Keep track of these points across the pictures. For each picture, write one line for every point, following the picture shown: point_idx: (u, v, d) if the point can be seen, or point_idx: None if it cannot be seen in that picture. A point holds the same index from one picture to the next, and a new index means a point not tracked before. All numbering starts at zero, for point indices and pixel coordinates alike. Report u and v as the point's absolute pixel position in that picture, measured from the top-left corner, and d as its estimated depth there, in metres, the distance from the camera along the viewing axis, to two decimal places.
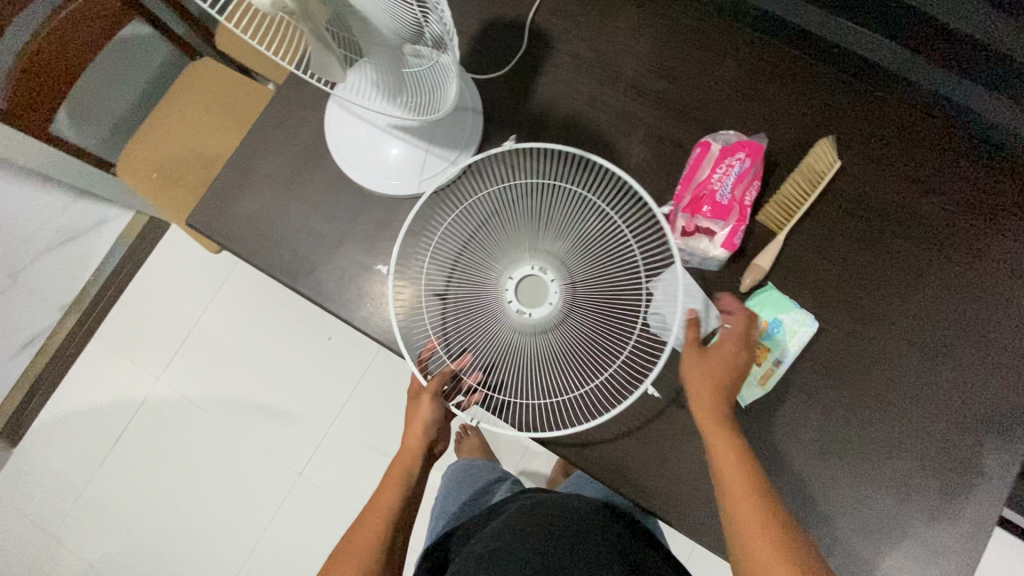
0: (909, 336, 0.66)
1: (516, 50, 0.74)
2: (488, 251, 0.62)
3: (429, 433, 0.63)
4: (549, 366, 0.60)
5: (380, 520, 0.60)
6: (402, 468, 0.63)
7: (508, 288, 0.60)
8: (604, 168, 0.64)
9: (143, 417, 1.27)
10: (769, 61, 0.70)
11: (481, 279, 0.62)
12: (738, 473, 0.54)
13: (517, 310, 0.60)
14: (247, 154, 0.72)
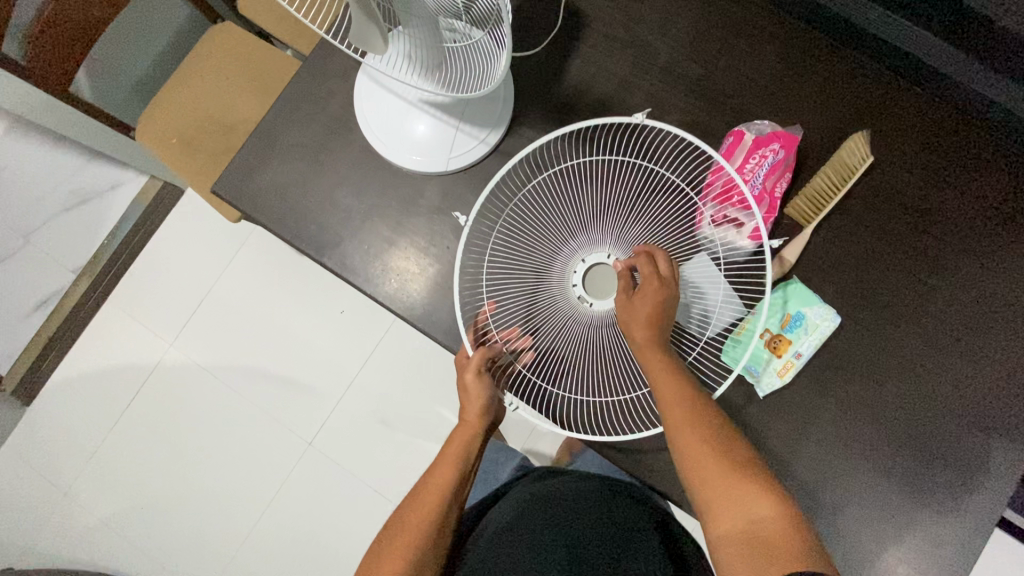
0: (929, 334, 0.66)
1: (551, 28, 0.73)
2: (549, 238, 0.64)
3: (489, 412, 0.65)
4: (592, 354, 0.63)
5: (435, 499, 0.61)
6: (460, 444, 0.65)
7: (576, 272, 0.62)
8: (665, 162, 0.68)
9: (155, 381, 1.29)
10: (806, 51, 0.69)
11: (549, 261, 0.63)
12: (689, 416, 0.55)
13: (579, 297, 0.62)
14: (274, 123, 0.72)
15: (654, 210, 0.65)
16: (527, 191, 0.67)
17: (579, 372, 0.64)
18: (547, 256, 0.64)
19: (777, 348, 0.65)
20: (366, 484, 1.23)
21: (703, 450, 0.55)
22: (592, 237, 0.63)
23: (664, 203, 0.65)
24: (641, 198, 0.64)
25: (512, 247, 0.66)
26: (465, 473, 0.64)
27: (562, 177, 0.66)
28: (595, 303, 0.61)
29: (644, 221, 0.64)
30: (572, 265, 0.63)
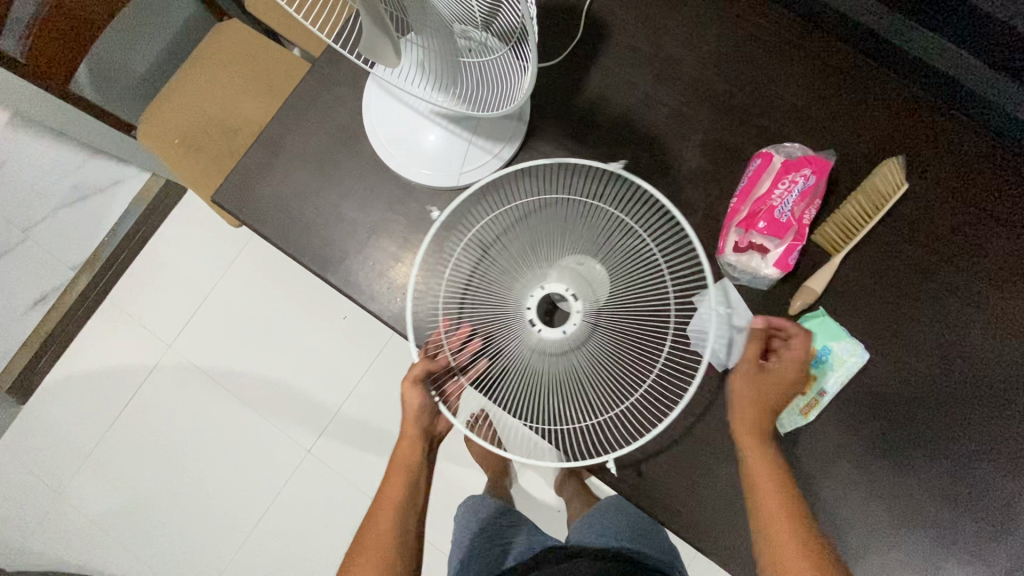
0: (965, 375, 0.63)
1: (570, 39, 0.69)
2: (516, 258, 0.59)
3: (425, 419, 0.61)
4: (562, 384, 0.57)
5: (390, 516, 0.61)
6: (403, 459, 0.62)
7: (530, 307, 0.57)
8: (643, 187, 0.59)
9: (153, 383, 1.26)
10: (836, 66, 0.66)
11: (505, 288, 0.58)
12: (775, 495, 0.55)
13: (531, 323, 0.57)
14: (278, 131, 0.69)
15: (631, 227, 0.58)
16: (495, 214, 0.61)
17: (533, 403, 0.59)
18: (513, 278, 0.58)
19: (801, 385, 0.62)
20: (366, 495, 1.20)
21: (783, 524, 0.54)
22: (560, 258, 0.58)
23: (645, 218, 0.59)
24: (607, 226, 0.57)
25: (477, 271, 0.59)
26: (414, 484, 0.62)
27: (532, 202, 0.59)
28: (545, 330, 0.56)
29: (611, 248, 0.57)
30: (531, 289, 0.58)
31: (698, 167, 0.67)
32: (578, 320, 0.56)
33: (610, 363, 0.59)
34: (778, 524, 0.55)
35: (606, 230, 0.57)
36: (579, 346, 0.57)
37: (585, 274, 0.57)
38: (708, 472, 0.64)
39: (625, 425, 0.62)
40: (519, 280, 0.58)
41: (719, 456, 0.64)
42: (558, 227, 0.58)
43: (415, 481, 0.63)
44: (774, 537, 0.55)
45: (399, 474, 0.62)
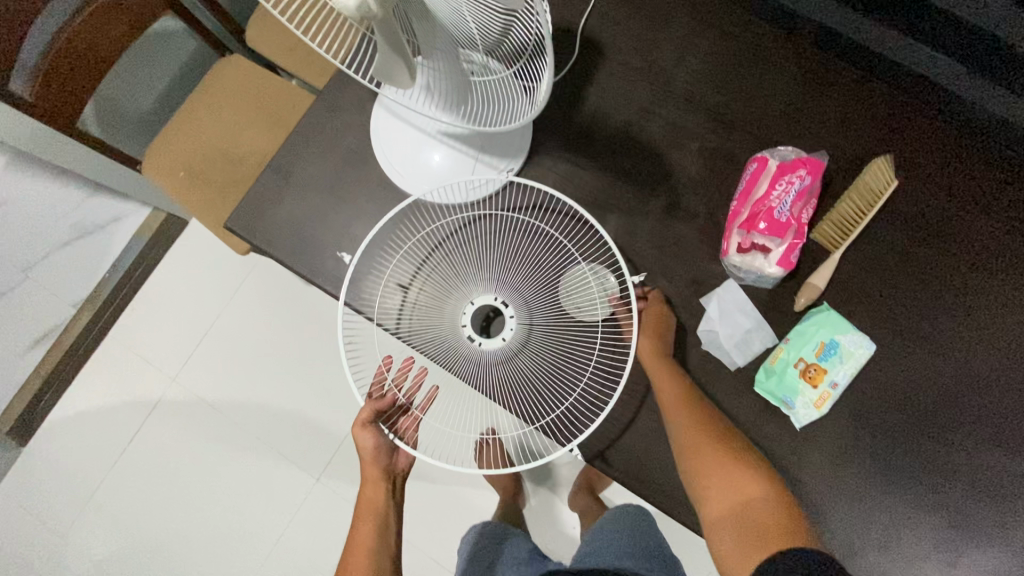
0: (968, 362, 0.64)
1: (568, 58, 0.72)
2: (443, 283, 0.67)
3: (382, 459, 0.67)
4: (495, 392, 0.63)
5: (365, 555, 0.65)
6: (370, 501, 0.68)
7: (466, 314, 0.63)
8: (558, 203, 0.70)
9: (157, 418, 1.25)
10: (820, 73, 0.70)
11: (443, 300, 0.65)
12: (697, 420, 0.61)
13: (468, 335, 0.62)
14: (288, 157, 0.70)
15: (543, 240, 0.68)
16: (425, 233, 0.70)
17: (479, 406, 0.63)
18: (443, 301, 0.66)
19: (813, 378, 0.64)
20: None
21: (708, 445, 0.59)
22: (483, 276, 0.65)
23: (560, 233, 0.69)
24: (523, 237, 0.68)
25: (412, 295, 0.67)
26: (383, 520, 0.68)
27: (455, 220, 0.70)
28: (484, 341, 0.61)
29: (533, 255, 0.66)
30: (464, 305, 0.64)
31: (696, 173, 0.70)
32: (513, 326, 0.62)
33: (544, 361, 0.64)
34: (706, 445, 0.59)
35: (523, 241, 0.67)
36: (515, 348, 0.62)
37: (513, 280, 0.65)
38: None
39: (568, 422, 0.66)
40: (450, 298, 0.65)
41: None
42: (476, 247, 0.68)
43: (383, 523, 0.67)
44: (703, 461, 0.59)
45: (368, 516, 0.67)
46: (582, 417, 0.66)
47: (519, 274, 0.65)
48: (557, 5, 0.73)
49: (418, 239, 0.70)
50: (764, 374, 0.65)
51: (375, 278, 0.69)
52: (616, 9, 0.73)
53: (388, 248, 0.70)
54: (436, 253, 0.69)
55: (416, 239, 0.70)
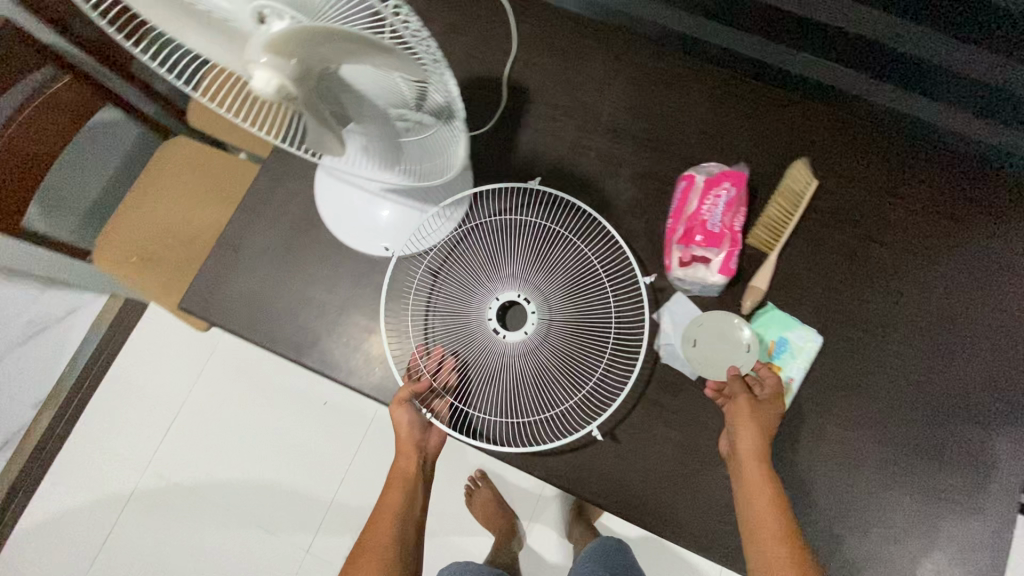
0: (906, 341, 0.69)
1: (496, 104, 0.76)
2: (461, 288, 0.69)
3: (416, 431, 0.66)
4: (518, 383, 0.66)
5: (390, 522, 0.63)
6: (401, 471, 0.66)
7: (491, 308, 0.67)
8: (574, 208, 0.72)
9: (134, 511, 1.20)
10: (734, 92, 0.75)
11: (467, 301, 0.68)
12: (770, 516, 0.57)
13: (493, 329, 0.66)
14: (238, 231, 0.71)
15: (562, 238, 0.70)
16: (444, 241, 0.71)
17: (502, 395, 0.66)
18: (464, 302, 0.69)
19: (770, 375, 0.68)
20: None
21: (776, 546, 0.56)
22: (504, 275, 0.68)
23: (572, 233, 0.71)
24: (542, 237, 0.70)
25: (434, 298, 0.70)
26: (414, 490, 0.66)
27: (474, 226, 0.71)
28: (508, 333, 0.66)
29: (552, 254, 0.69)
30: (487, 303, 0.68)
31: (634, 198, 0.73)
32: (533, 320, 0.66)
33: (566, 351, 0.67)
34: (770, 546, 0.56)
35: (542, 241, 0.70)
36: (536, 339, 0.66)
37: (533, 278, 0.68)
38: (704, 478, 0.66)
39: (588, 407, 0.67)
40: (470, 299, 0.68)
41: (709, 462, 0.66)
42: (493, 249, 0.69)
43: (410, 495, 0.66)
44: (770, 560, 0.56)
45: (396, 485, 0.66)
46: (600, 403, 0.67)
47: (538, 271, 0.68)
48: (482, 58, 0.78)
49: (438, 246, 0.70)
50: None
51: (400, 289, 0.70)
52: (538, 56, 0.77)
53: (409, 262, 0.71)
54: (459, 259, 0.70)
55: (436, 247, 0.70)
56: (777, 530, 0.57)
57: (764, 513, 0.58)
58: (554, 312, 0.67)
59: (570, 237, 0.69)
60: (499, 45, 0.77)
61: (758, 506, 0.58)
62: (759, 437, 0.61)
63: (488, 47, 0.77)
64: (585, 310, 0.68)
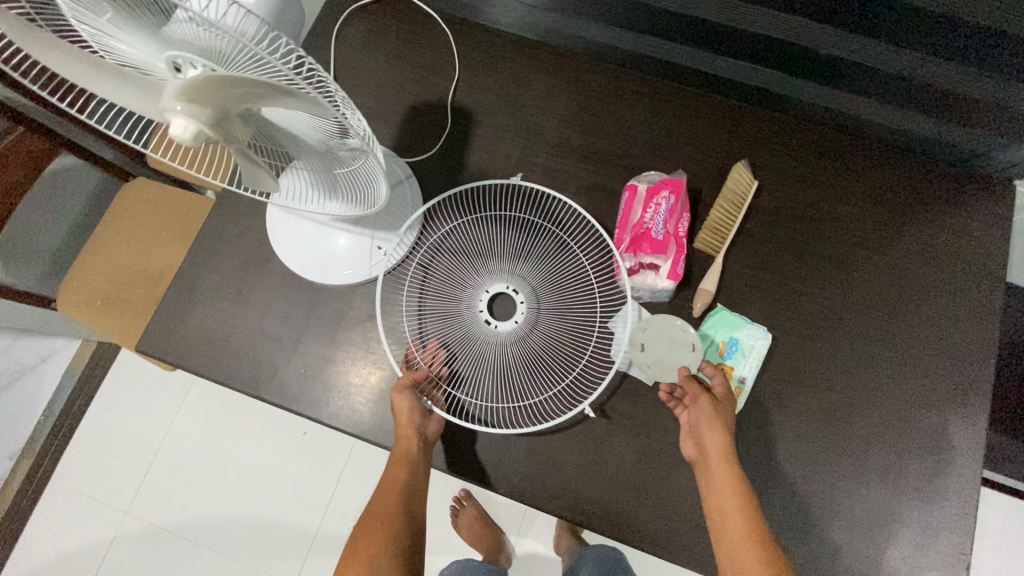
0: (856, 331, 0.71)
1: (442, 129, 0.78)
2: (451, 285, 0.70)
3: (418, 412, 0.65)
4: (508, 370, 0.67)
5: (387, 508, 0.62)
6: (402, 450, 0.64)
7: (482, 300, 0.69)
8: (560, 203, 0.74)
9: (116, 556, 1.18)
10: (670, 102, 0.78)
11: (460, 296, 0.70)
12: (738, 518, 0.57)
13: (484, 320, 0.68)
14: (192, 270, 0.72)
15: (548, 233, 0.72)
16: (434, 241, 0.72)
17: (496, 383, 0.68)
18: (456, 298, 0.70)
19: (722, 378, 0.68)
20: None
21: (745, 549, 0.55)
22: (493, 268, 0.70)
23: (558, 226, 0.73)
24: (528, 232, 0.72)
25: (426, 293, 0.71)
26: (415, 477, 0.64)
27: (463, 225, 0.72)
28: (499, 324, 0.68)
29: (539, 247, 0.71)
30: (479, 295, 0.69)
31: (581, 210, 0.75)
32: (522, 309, 0.68)
33: (556, 336, 0.68)
34: (740, 548, 0.55)
35: (529, 235, 0.72)
36: (527, 327, 0.68)
37: (520, 270, 0.70)
38: (666, 483, 0.67)
39: (577, 390, 0.68)
40: (459, 294, 0.70)
41: (670, 466, 0.67)
42: (482, 246, 0.71)
43: (413, 475, 0.64)
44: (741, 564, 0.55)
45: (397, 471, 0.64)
46: (589, 385, 0.67)
47: (526, 263, 0.70)
48: (426, 85, 0.80)
49: (429, 247, 0.72)
50: None
51: (395, 288, 0.72)
52: (479, 78, 0.79)
53: (402, 264, 0.72)
54: (450, 257, 0.72)
55: (428, 247, 0.72)
56: (747, 533, 0.56)
57: (732, 515, 0.57)
58: (543, 301, 0.69)
59: (554, 230, 0.71)
60: (441, 72, 0.80)
61: (726, 509, 0.58)
62: (722, 438, 0.61)
63: (431, 75, 0.80)
64: (572, 299, 0.69)
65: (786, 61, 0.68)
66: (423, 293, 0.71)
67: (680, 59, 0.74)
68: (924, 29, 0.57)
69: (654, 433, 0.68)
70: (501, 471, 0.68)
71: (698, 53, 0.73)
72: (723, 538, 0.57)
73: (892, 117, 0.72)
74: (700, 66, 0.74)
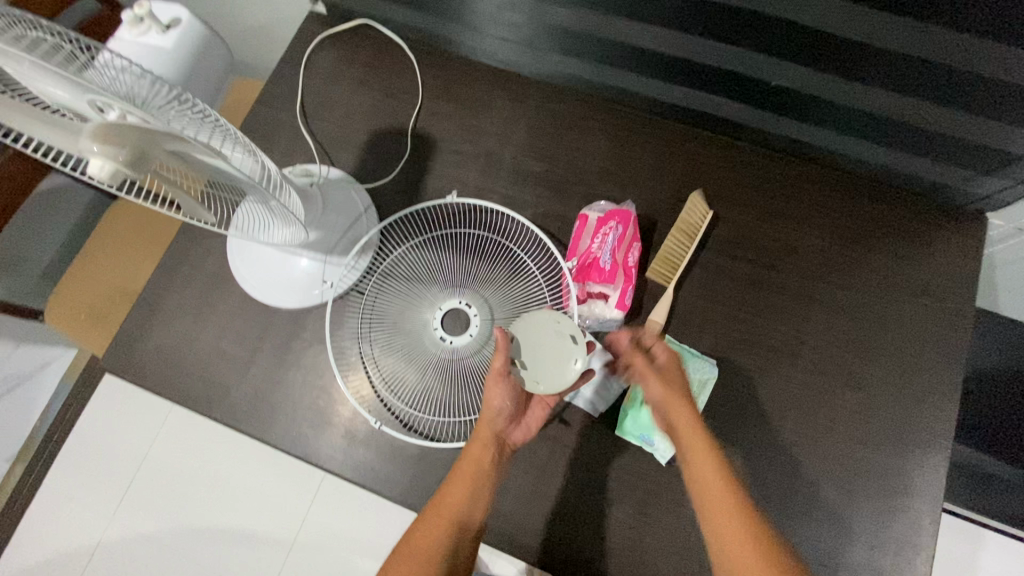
0: (811, 366, 0.69)
1: (402, 155, 0.80)
2: (404, 303, 0.71)
3: (502, 420, 0.62)
4: (456, 386, 0.67)
5: (445, 520, 0.58)
6: (476, 464, 0.60)
7: (436, 318, 0.69)
8: (521, 225, 0.74)
9: (100, 561, 1.21)
10: (630, 129, 0.77)
11: (412, 314, 0.70)
12: (715, 476, 0.55)
13: (440, 337, 0.68)
14: (155, 290, 0.74)
15: (506, 253, 0.72)
16: (390, 261, 0.73)
17: (444, 398, 0.68)
18: (407, 316, 0.70)
19: None
20: None
21: (727, 520, 0.53)
22: (448, 286, 0.71)
23: (518, 246, 0.73)
24: (487, 251, 0.72)
25: (378, 312, 0.71)
26: (480, 491, 0.60)
27: (419, 245, 0.73)
28: (454, 340, 0.68)
29: (497, 265, 0.71)
30: (433, 311, 0.70)
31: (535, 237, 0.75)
32: (476, 323, 0.68)
33: None
34: (717, 499, 0.54)
35: (487, 254, 0.72)
36: (480, 342, 0.68)
37: (477, 287, 0.70)
38: (608, 515, 0.66)
39: None
40: (412, 310, 0.70)
41: (612, 498, 0.66)
42: (437, 266, 0.72)
43: (482, 484, 0.60)
44: (724, 532, 0.52)
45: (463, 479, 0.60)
46: None
47: (481, 279, 0.71)
48: (389, 112, 0.81)
49: (384, 266, 0.73)
50: (622, 416, 0.67)
51: (350, 308, 0.73)
52: (442, 105, 0.81)
53: (357, 285, 0.73)
54: (405, 275, 0.72)
55: (383, 266, 0.73)
56: (726, 499, 0.54)
57: (714, 489, 0.54)
58: (498, 318, 0.69)
59: (514, 250, 0.71)
60: (405, 99, 0.81)
61: (703, 478, 0.55)
62: (685, 409, 0.58)
63: (395, 101, 0.82)
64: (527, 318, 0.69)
65: (738, 90, 0.68)
66: (376, 311, 0.71)
67: (638, 87, 0.74)
68: (868, 62, 0.57)
69: (597, 465, 0.67)
70: None
71: (655, 83, 0.73)
72: (704, 513, 0.54)
73: (851, 148, 0.70)
74: (658, 95, 0.74)
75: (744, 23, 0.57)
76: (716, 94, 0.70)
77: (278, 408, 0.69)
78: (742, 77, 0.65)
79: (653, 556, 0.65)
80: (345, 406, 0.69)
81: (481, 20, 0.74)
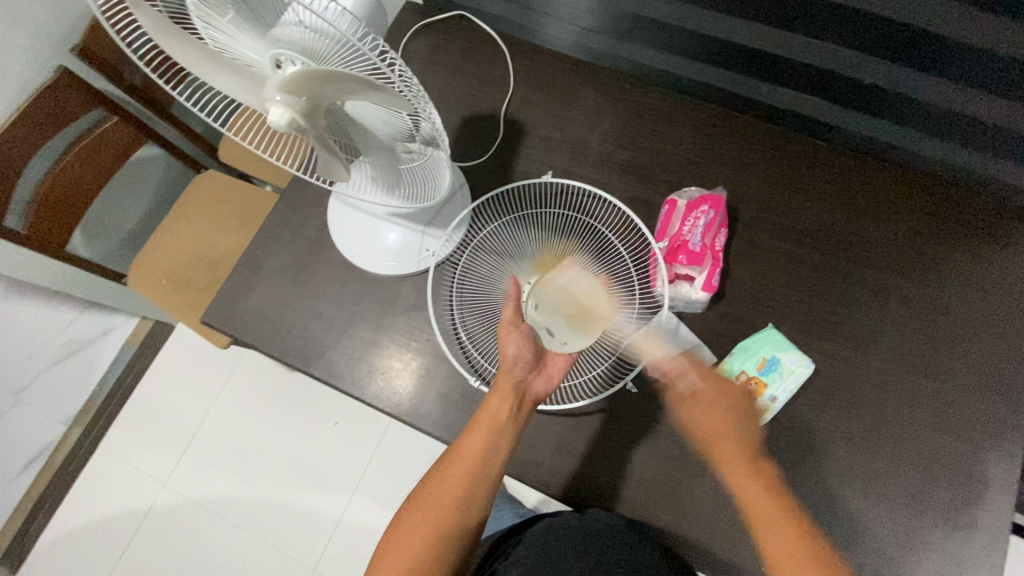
0: (890, 355, 0.71)
1: (493, 139, 0.84)
2: (497, 275, 0.74)
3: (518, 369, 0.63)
4: None
5: (462, 470, 0.60)
6: (492, 418, 0.61)
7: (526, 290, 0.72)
8: (609, 207, 0.77)
9: (150, 524, 1.24)
10: (715, 123, 0.80)
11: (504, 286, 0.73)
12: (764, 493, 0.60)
13: None
14: (256, 252, 0.78)
15: (594, 234, 0.75)
16: (485, 235, 0.76)
17: None
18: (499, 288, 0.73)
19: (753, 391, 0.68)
20: None
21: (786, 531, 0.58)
22: (539, 260, 0.74)
23: (606, 227, 0.76)
24: (575, 231, 0.76)
25: (470, 282, 0.74)
26: (495, 447, 0.61)
27: (511, 221, 0.76)
28: None
29: (586, 244, 0.75)
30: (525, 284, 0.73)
31: None
32: None
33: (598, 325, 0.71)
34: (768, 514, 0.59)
35: (576, 234, 0.75)
36: None
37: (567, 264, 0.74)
38: (689, 488, 0.67)
39: (607, 376, 0.71)
40: (507, 279, 0.72)
41: (695, 472, 0.68)
42: (529, 242, 0.75)
43: (497, 440, 0.61)
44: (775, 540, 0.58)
45: (481, 430, 0.61)
46: (620, 375, 0.71)
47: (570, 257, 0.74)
48: (482, 97, 0.85)
49: (480, 240, 0.76)
50: None
51: (444, 278, 0.75)
52: (532, 92, 0.85)
53: (452, 258, 0.76)
54: (498, 250, 0.75)
55: (478, 240, 0.76)
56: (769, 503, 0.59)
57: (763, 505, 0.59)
58: None
59: (604, 230, 0.75)
60: (497, 86, 0.85)
61: (756, 501, 0.60)
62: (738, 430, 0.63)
63: (487, 88, 0.86)
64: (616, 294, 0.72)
65: (824, 87, 0.72)
66: (469, 283, 0.74)
67: (725, 84, 0.78)
68: (964, 60, 0.59)
69: (681, 439, 0.69)
70: (530, 464, 0.70)
71: (742, 81, 0.77)
72: (755, 515, 0.60)
73: (932, 145, 0.74)
74: (744, 91, 0.78)
75: (848, 24, 0.60)
76: (800, 90, 0.74)
77: (373, 369, 0.73)
78: (833, 76, 0.69)
79: (738, 532, 0.66)
80: (438, 370, 0.72)
81: (580, 13, 0.78)
